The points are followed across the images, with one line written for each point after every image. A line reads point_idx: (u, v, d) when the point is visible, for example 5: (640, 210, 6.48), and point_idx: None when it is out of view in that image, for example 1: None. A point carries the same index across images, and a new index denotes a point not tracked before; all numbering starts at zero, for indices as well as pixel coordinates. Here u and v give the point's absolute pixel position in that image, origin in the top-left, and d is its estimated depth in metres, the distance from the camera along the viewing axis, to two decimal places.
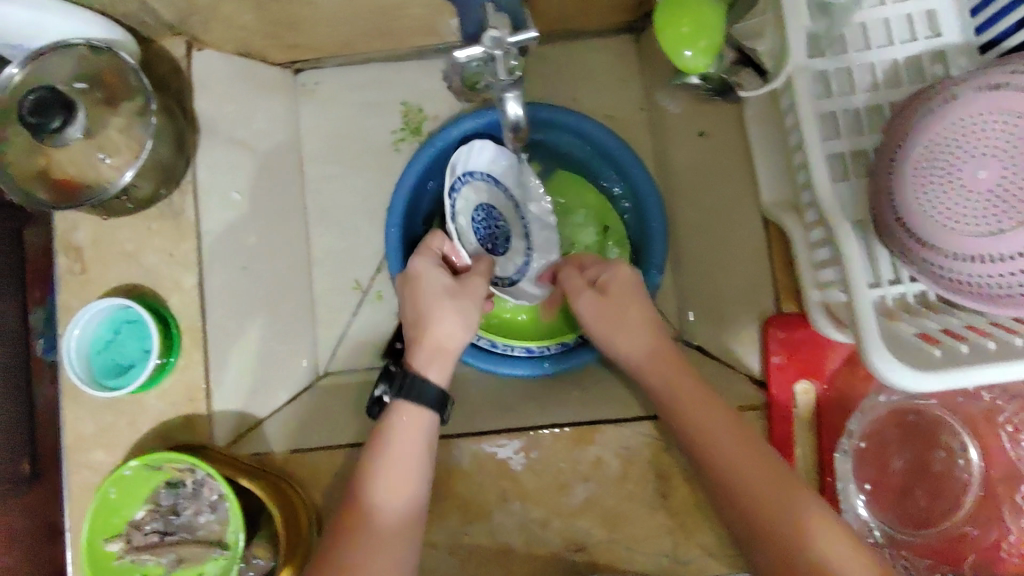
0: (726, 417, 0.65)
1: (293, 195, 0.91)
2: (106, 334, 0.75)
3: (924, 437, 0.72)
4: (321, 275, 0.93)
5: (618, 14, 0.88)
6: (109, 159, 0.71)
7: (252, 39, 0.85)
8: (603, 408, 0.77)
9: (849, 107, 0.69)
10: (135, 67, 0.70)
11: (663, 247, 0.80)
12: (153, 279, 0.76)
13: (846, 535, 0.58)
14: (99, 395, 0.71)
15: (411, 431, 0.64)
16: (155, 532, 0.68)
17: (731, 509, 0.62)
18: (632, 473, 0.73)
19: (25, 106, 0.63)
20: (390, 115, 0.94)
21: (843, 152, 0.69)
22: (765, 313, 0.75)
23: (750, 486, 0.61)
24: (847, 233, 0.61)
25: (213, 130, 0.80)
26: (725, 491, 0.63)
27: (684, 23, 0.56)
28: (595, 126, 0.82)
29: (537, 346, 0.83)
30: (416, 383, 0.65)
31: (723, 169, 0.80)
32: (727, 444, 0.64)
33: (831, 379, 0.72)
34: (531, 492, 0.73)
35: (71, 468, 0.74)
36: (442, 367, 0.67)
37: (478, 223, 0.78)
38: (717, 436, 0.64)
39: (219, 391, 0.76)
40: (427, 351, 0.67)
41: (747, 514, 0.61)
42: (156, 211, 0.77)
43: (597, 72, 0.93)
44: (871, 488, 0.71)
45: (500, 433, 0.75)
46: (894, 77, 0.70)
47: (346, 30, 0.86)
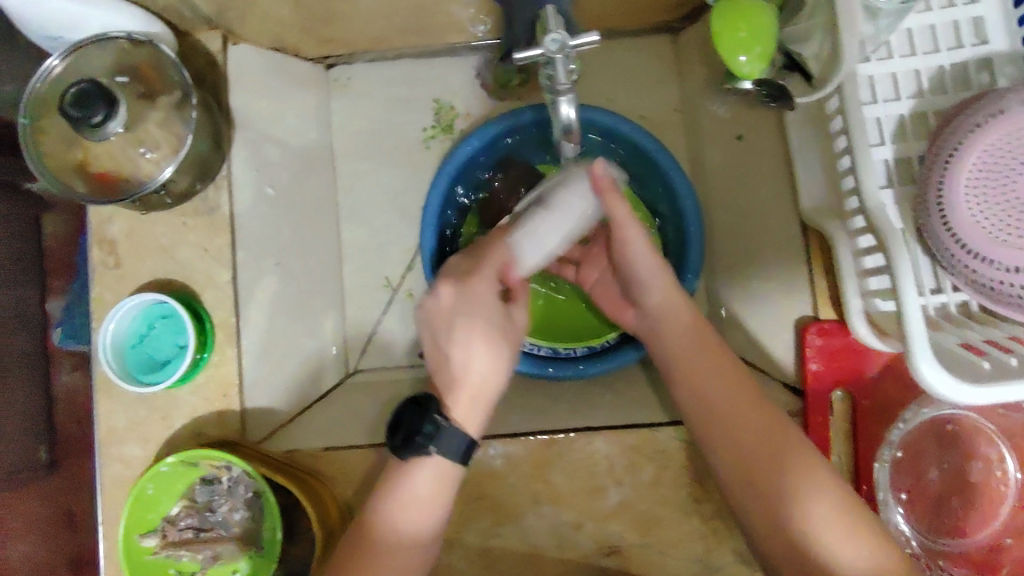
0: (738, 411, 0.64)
1: (325, 192, 0.91)
2: (141, 329, 0.75)
3: (961, 447, 0.71)
4: (352, 272, 0.93)
5: (655, 12, 0.88)
6: (150, 153, 0.71)
7: (288, 34, 0.84)
8: (638, 411, 0.76)
9: (893, 114, 0.69)
10: (177, 62, 0.70)
11: (699, 252, 0.80)
12: (187, 275, 0.76)
13: (853, 530, 0.56)
14: (134, 390, 0.71)
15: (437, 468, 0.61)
16: (190, 528, 0.69)
17: (741, 502, 0.62)
18: (665, 478, 0.72)
19: (67, 99, 0.63)
20: (423, 111, 0.93)
21: (888, 160, 0.69)
22: (802, 319, 0.75)
23: (756, 481, 0.61)
24: (898, 242, 0.60)
25: (248, 124, 0.79)
26: (736, 483, 0.62)
27: (740, 27, 0.56)
28: (630, 128, 0.81)
29: (563, 346, 0.84)
30: (455, 441, 0.60)
31: (761, 173, 0.79)
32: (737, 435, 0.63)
33: (867, 386, 0.72)
34: (564, 495, 0.73)
35: (104, 462, 0.74)
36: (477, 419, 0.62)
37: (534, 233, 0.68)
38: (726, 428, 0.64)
39: (251, 389, 0.76)
40: (470, 403, 0.61)
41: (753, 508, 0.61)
42: (190, 206, 0.76)
43: (633, 74, 0.93)
44: (906, 497, 0.71)
45: (534, 433, 0.74)
46: (940, 85, 0.69)
47: (381, 25, 0.85)
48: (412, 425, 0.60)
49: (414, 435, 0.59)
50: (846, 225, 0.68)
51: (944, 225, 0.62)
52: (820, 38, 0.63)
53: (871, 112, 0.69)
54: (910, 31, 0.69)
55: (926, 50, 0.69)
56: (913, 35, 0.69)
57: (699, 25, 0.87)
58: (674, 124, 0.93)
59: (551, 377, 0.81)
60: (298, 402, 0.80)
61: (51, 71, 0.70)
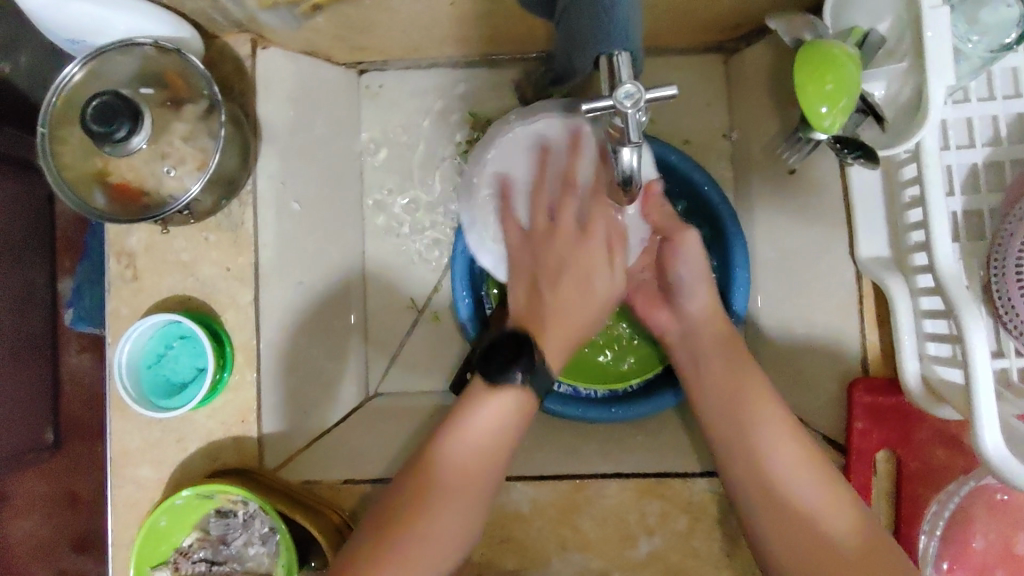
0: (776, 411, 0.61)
1: (350, 204, 0.87)
2: (158, 347, 0.72)
3: (1012, 519, 0.68)
4: (377, 289, 0.90)
5: (708, 34, 0.83)
6: (174, 170, 0.67)
7: (319, 40, 0.79)
8: (671, 458, 0.73)
9: (966, 162, 0.65)
10: (205, 74, 0.66)
11: (745, 297, 0.77)
12: (208, 293, 0.72)
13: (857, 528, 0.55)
14: (151, 413, 0.68)
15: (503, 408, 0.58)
16: (204, 561, 0.67)
17: (758, 490, 0.58)
18: (698, 530, 0.69)
19: (88, 113, 0.59)
20: (457, 125, 0.89)
21: (958, 211, 0.65)
22: (849, 372, 0.71)
23: (781, 463, 0.58)
24: (972, 311, 0.56)
25: (276, 136, 0.75)
26: (762, 470, 0.59)
27: (827, 79, 0.55)
28: (678, 156, 0.79)
29: (584, 387, 0.81)
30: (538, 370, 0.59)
31: (817, 211, 0.74)
32: (768, 419, 0.60)
33: (913, 448, 0.68)
34: (593, 542, 0.69)
35: (116, 483, 0.71)
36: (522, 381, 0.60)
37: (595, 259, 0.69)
38: (758, 417, 0.61)
39: (272, 413, 0.72)
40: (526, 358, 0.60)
41: (773, 493, 0.58)
42: (214, 221, 0.73)
43: (679, 96, 0.88)
44: (948, 567, 0.68)
45: (563, 478, 0.71)
46: (1018, 134, 0.65)
47: (419, 34, 0.81)
48: (510, 356, 0.58)
49: (508, 363, 0.58)
50: (909, 282, 0.65)
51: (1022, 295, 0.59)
52: (905, 78, 0.59)
53: (945, 159, 0.65)
54: (993, 74, 0.65)
55: (1007, 94, 0.65)
56: (995, 78, 0.65)
57: (757, 46, 0.81)
58: (719, 150, 0.89)
59: (578, 417, 0.78)
60: (318, 425, 0.77)
61: (69, 80, 0.66)
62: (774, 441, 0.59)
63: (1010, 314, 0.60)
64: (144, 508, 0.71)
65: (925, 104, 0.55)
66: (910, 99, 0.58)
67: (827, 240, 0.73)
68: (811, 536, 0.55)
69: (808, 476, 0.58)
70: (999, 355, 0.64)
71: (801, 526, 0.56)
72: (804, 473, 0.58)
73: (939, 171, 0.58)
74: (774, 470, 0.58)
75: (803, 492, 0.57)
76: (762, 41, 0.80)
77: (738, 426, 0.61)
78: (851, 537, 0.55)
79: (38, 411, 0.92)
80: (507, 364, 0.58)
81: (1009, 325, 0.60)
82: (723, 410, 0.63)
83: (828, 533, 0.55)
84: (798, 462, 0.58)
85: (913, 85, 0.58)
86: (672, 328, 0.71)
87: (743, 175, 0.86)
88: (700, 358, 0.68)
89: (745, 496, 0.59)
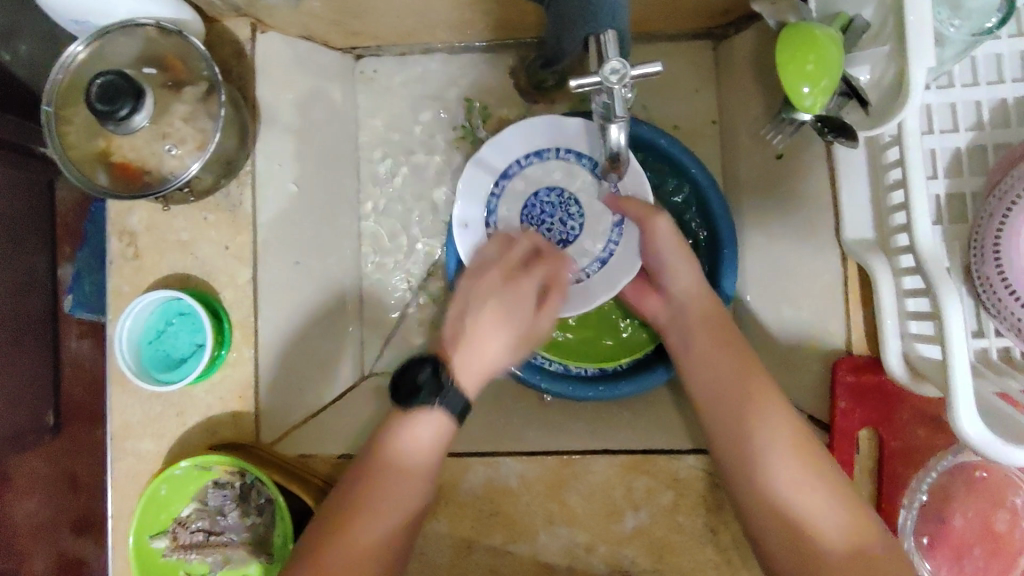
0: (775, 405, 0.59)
1: (347, 187, 0.89)
2: (157, 324, 0.73)
3: (991, 495, 0.71)
4: (372, 271, 0.92)
5: (698, 20, 0.85)
6: (175, 149, 0.68)
7: (317, 24, 0.80)
8: (658, 436, 0.74)
9: (949, 146, 0.67)
10: (206, 55, 0.68)
11: (733, 279, 0.79)
12: (207, 272, 0.74)
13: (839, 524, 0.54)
14: (151, 387, 0.70)
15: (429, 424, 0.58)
16: (201, 531, 0.69)
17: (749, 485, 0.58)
18: (684, 505, 0.70)
19: (93, 93, 0.61)
20: (453, 110, 0.91)
21: (940, 195, 0.67)
22: (832, 352, 0.73)
23: (776, 460, 0.57)
24: (950, 288, 0.57)
25: (274, 118, 0.77)
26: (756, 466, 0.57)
27: (809, 60, 0.56)
28: (669, 141, 0.81)
29: (574, 365, 0.83)
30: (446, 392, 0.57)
31: (802, 196, 0.76)
32: (768, 416, 0.59)
33: (895, 427, 0.70)
34: (580, 517, 0.71)
35: (116, 457, 0.73)
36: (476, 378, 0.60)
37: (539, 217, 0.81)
38: (758, 411, 0.59)
39: (267, 390, 0.73)
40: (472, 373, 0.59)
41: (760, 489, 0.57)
42: (212, 201, 0.74)
43: (670, 83, 0.90)
44: (929, 542, 0.70)
45: (550, 454, 0.72)
46: (1000, 118, 0.66)
47: (414, 20, 0.82)
48: (418, 382, 0.58)
49: (418, 390, 0.57)
50: (892, 263, 0.67)
51: (999, 273, 0.60)
52: (888, 62, 0.61)
53: (927, 143, 0.67)
54: (976, 59, 0.67)
55: (991, 80, 0.66)
56: (978, 63, 0.67)
57: (746, 33, 0.82)
58: (709, 137, 0.90)
59: (569, 396, 0.80)
60: (311, 405, 0.78)
61: (74, 59, 0.68)
62: (770, 436, 0.58)
63: (990, 292, 0.61)
64: (143, 481, 0.72)
65: (907, 87, 0.57)
66: (892, 82, 0.60)
67: (813, 225, 0.75)
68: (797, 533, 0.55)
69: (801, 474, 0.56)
70: (979, 335, 0.65)
71: (790, 526, 0.55)
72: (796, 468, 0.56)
73: (919, 154, 0.60)
74: (761, 465, 0.57)
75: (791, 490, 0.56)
76: (752, 28, 0.81)
77: (732, 423, 0.60)
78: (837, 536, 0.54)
79: (39, 392, 0.94)
80: (417, 390, 0.57)
81: (987, 303, 0.62)
82: (720, 411, 0.62)
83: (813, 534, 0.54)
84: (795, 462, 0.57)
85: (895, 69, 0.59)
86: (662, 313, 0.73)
87: (732, 162, 0.87)
88: (680, 339, 0.70)
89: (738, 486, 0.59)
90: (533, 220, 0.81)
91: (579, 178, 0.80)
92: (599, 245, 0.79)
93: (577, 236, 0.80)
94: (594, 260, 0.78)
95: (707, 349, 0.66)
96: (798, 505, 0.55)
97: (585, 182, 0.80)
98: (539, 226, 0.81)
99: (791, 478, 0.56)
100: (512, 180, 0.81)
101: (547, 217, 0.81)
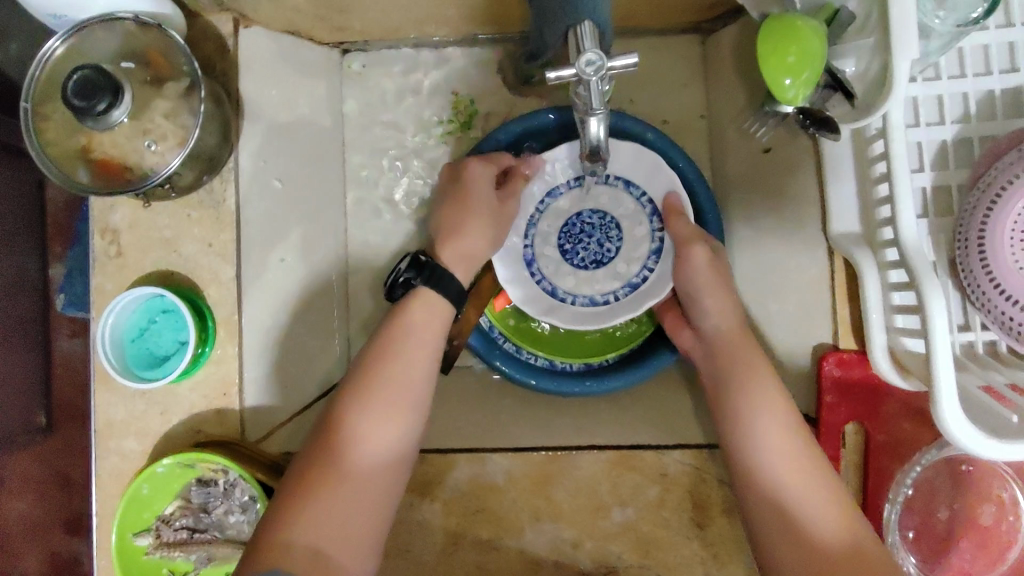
0: (772, 405, 0.61)
1: (334, 182, 0.89)
2: (142, 321, 0.73)
3: (977, 488, 0.70)
4: (359, 267, 0.91)
5: (685, 14, 0.84)
6: (155, 145, 0.68)
7: (301, 19, 0.80)
8: (645, 430, 0.74)
9: (935, 139, 0.66)
10: (186, 50, 0.67)
11: None
12: (191, 269, 0.74)
13: (835, 519, 0.56)
14: (134, 385, 0.69)
15: (423, 327, 0.64)
16: (185, 529, 0.69)
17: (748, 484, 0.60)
18: (669, 501, 0.70)
19: (70, 87, 0.60)
20: (439, 105, 0.91)
21: (926, 188, 0.67)
22: (818, 346, 0.72)
23: (770, 461, 0.59)
24: (933, 282, 0.56)
25: (258, 114, 0.76)
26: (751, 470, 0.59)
27: (790, 51, 0.56)
28: (656, 135, 0.82)
29: (560, 360, 0.83)
30: (439, 269, 0.66)
31: (787, 188, 0.75)
32: (762, 419, 0.61)
33: (880, 420, 0.70)
34: (566, 512, 0.71)
35: (101, 455, 0.72)
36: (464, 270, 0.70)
37: (581, 236, 0.82)
38: (751, 415, 0.61)
39: (251, 388, 0.73)
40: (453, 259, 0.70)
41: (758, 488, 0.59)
42: (195, 198, 0.74)
43: (658, 77, 0.90)
44: (913, 536, 0.70)
45: (538, 451, 0.72)
46: (987, 110, 0.66)
47: (400, 15, 0.82)
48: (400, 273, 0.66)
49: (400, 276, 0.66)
50: (877, 257, 0.66)
51: (984, 267, 0.60)
52: (873, 53, 0.60)
53: (914, 136, 0.66)
54: (963, 50, 0.66)
55: (976, 71, 0.66)
56: (964, 55, 0.66)
57: (732, 27, 0.82)
58: (697, 132, 0.90)
59: (555, 391, 0.79)
60: None
61: (51, 55, 0.68)
62: (765, 435, 0.60)
63: (976, 288, 0.61)
64: (128, 479, 0.72)
65: (892, 79, 0.57)
66: (877, 76, 0.60)
67: (799, 217, 0.74)
68: (789, 529, 0.56)
69: (799, 474, 0.58)
70: (963, 329, 0.65)
71: (786, 522, 0.56)
72: (791, 469, 0.58)
73: (904, 145, 0.58)
74: (761, 463, 0.59)
75: (791, 486, 0.58)
76: (736, 23, 0.81)
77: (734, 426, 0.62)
78: (827, 529, 0.55)
79: (28, 390, 0.95)
80: (402, 277, 0.66)
81: (973, 296, 0.61)
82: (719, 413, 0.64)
83: (809, 529, 0.56)
84: (785, 470, 0.58)
85: (879, 60, 0.59)
86: (697, 349, 0.71)
87: (720, 157, 0.87)
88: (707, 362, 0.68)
89: (746, 498, 0.60)
90: (569, 238, 0.82)
91: (625, 205, 0.81)
92: (633, 269, 0.80)
93: (612, 259, 0.81)
94: (624, 284, 0.80)
95: (725, 366, 0.65)
96: (792, 503, 0.57)
97: (628, 209, 0.81)
98: (576, 243, 0.82)
99: (785, 477, 0.58)
100: (558, 198, 0.82)
101: (584, 237, 0.82)
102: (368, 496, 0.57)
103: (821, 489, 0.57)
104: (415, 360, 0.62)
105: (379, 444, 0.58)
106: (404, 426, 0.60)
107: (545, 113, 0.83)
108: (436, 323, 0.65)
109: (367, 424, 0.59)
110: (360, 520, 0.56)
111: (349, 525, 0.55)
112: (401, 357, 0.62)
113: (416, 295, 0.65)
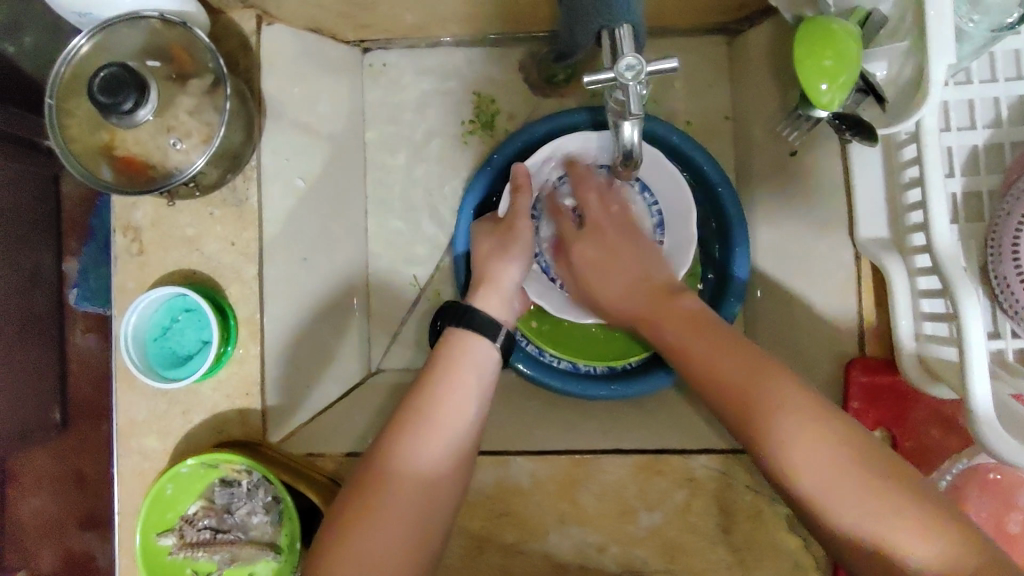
0: (796, 391, 0.50)
1: (356, 182, 0.89)
2: (163, 321, 0.73)
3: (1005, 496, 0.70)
4: (380, 266, 0.91)
5: (710, 14, 0.84)
6: (180, 143, 0.67)
7: (324, 16, 0.79)
8: (669, 436, 0.74)
9: (966, 144, 0.65)
10: (211, 48, 0.67)
11: (743, 281, 0.79)
12: (213, 268, 0.73)
13: (908, 525, 0.45)
14: (158, 384, 0.69)
15: (463, 357, 0.61)
16: (208, 529, 0.68)
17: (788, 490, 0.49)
18: (695, 506, 0.70)
19: (95, 85, 0.60)
20: (461, 104, 0.90)
21: (956, 193, 0.66)
22: (846, 353, 0.71)
23: (802, 462, 0.48)
24: (967, 287, 0.56)
25: (280, 112, 0.76)
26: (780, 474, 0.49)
27: (827, 55, 0.55)
28: (677, 135, 0.82)
29: (583, 363, 0.83)
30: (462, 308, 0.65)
31: (815, 191, 0.74)
32: (785, 410, 0.49)
33: (908, 427, 0.70)
34: (591, 516, 0.70)
35: (123, 454, 0.72)
36: (499, 300, 0.66)
37: None
38: (775, 404, 0.50)
39: (274, 387, 0.73)
40: (486, 289, 0.67)
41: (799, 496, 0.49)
42: (219, 196, 0.73)
43: (682, 78, 0.89)
44: None
45: (560, 454, 0.72)
46: (1019, 115, 0.65)
47: (423, 14, 0.81)
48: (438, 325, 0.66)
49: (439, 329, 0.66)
50: (907, 262, 0.66)
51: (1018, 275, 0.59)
52: (907, 58, 0.59)
53: (945, 140, 0.65)
54: (995, 54, 0.65)
55: (1008, 76, 0.65)
56: (997, 58, 0.65)
57: (761, 28, 0.81)
58: (722, 133, 0.90)
59: (580, 395, 0.80)
60: (317, 403, 0.78)
61: (76, 52, 0.67)
62: (794, 430, 0.48)
63: (1006, 293, 0.60)
64: (150, 478, 0.72)
65: (927, 85, 0.55)
66: (910, 79, 0.59)
67: (827, 220, 0.73)
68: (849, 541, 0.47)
69: (845, 478, 0.47)
70: (995, 336, 0.64)
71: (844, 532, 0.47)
72: (830, 468, 0.47)
73: (937, 151, 0.58)
74: (794, 468, 0.48)
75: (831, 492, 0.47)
76: (766, 23, 0.80)
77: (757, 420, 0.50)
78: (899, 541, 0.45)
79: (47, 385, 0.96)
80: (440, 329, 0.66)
81: (1005, 303, 0.61)
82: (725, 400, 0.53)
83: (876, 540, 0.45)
84: (824, 476, 0.47)
85: (914, 66, 0.58)
86: None
87: (745, 158, 0.86)
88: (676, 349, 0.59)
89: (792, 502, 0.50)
90: None
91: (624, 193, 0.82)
92: None
93: None
94: None
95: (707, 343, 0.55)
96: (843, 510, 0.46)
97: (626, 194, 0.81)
98: None
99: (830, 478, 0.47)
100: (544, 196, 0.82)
101: None
102: (412, 510, 0.54)
103: (888, 498, 0.46)
104: (464, 372, 0.60)
105: (423, 462, 0.55)
106: (450, 448, 0.57)
107: (573, 115, 0.83)
108: (474, 355, 0.61)
109: (405, 448, 0.55)
110: (400, 541, 0.53)
111: (393, 544, 0.53)
112: (446, 381, 0.59)
113: (447, 335, 0.63)
